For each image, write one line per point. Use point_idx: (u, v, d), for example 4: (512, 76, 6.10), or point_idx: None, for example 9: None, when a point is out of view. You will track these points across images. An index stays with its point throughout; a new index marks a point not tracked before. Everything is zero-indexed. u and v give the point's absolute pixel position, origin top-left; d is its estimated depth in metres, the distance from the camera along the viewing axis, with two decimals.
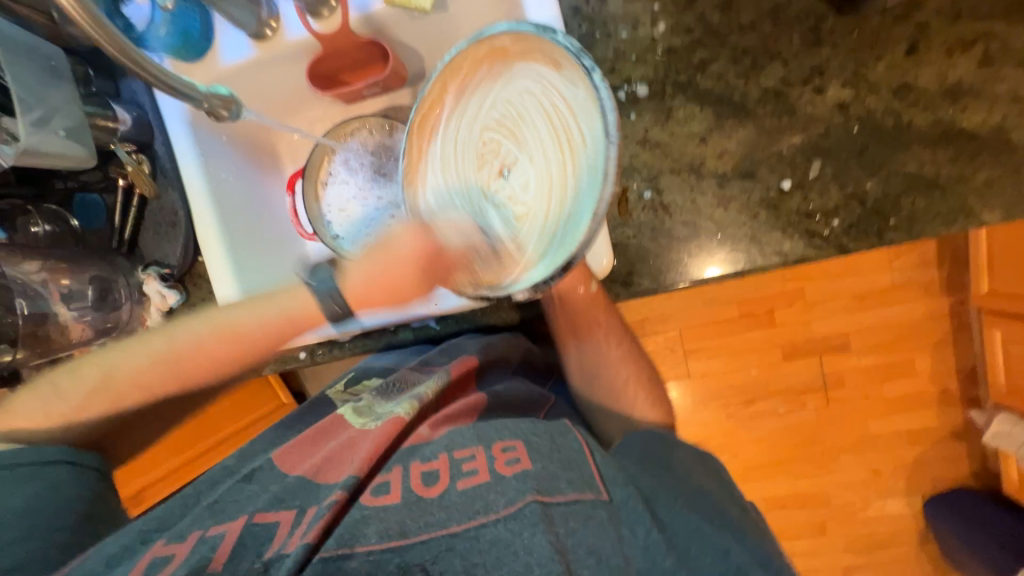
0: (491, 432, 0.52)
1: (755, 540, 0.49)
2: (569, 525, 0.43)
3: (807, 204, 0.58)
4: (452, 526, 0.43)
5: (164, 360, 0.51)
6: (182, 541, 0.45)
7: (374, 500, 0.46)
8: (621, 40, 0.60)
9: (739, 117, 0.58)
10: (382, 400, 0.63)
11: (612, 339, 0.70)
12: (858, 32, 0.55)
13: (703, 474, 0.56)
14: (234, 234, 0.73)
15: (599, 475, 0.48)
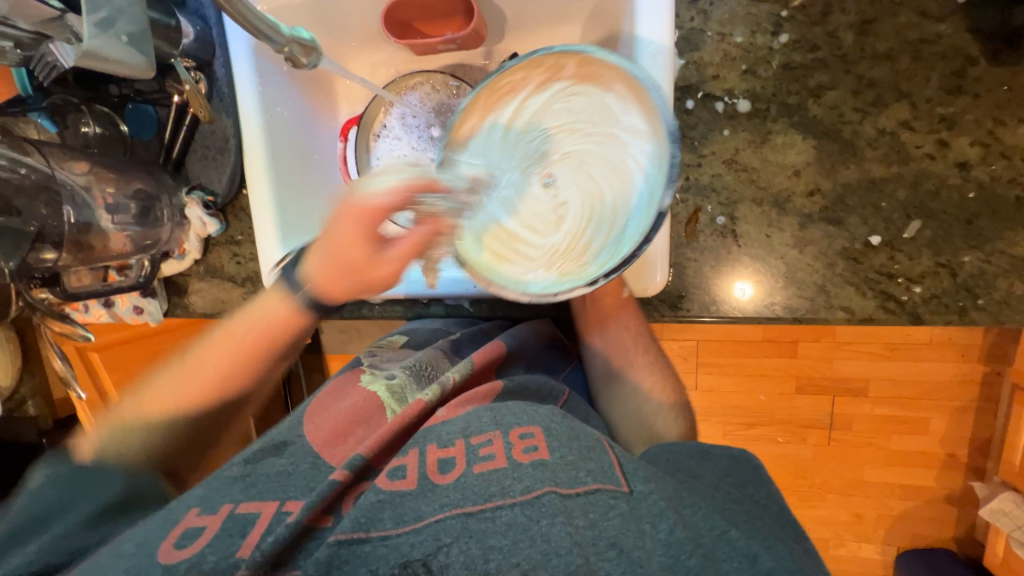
0: (509, 418, 0.52)
1: (787, 548, 0.43)
2: (590, 516, 0.43)
3: (892, 263, 0.54)
4: (466, 505, 0.44)
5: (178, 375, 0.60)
6: (214, 514, 0.46)
7: (389, 484, 0.48)
8: (734, 44, 0.53)
9: (843, 156, 0.53)
10: (413, 386, 0.63)
11: (635, 344, 0.68)
12: (1009, 87, 0.48)
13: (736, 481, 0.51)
14: (286, 182, 0.73)
15: (621, 466, 0.47)
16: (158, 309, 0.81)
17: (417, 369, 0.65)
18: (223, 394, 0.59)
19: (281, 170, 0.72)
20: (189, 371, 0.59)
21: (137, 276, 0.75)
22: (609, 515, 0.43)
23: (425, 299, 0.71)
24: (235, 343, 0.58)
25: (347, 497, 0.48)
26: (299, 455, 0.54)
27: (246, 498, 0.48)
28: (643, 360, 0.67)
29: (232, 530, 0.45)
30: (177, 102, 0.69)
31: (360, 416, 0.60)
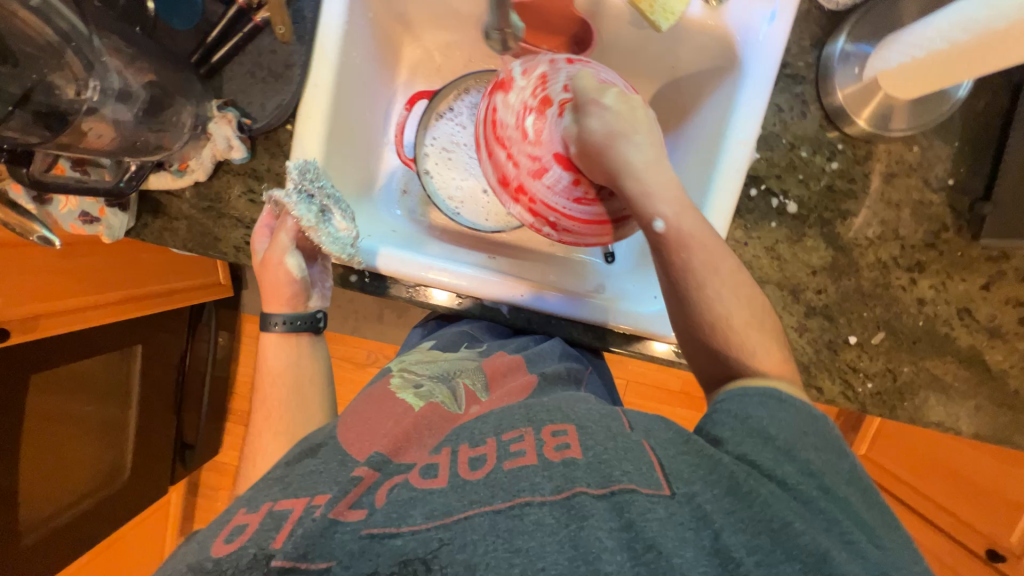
0: (542, 415, 0.51)
1: (856, 531, 0.41)
2: (625, 517, 0.41)
3: (858, 361, 0.68)
4: (496, 503, 0.41)
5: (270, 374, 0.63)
6: (254, 511, 0.43)
7: (421, 483, 0.45)
8: (799, 156, 0.65)
9: (849, 269, 0.66)
10: (440, 384, 0.63)
11: (709, 266, 0.53)
12: (962, 253, 0.65)
13: (813, 447, 0.46)
14: (335, 130, 0.67)
15: (661, 469, 0.44)
16: (123, 224, 0.66)
17: (446, 375, 0.64)
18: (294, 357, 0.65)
19: (339, 118, 0.67)
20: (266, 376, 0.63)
21: (116, 179, 0.62)
22: (646, 518, 0.40)
23: (463, 293, 0.69)
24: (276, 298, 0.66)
25: (377, 489, 0.45)
26: (330, 453, 0.49)
27: (282, 497, 0.44)
28: (730, 293, 0.52)
29: (266, 531, 0.41)
30: (241, 3, 0.60)
31: (384, 400, 0.58)
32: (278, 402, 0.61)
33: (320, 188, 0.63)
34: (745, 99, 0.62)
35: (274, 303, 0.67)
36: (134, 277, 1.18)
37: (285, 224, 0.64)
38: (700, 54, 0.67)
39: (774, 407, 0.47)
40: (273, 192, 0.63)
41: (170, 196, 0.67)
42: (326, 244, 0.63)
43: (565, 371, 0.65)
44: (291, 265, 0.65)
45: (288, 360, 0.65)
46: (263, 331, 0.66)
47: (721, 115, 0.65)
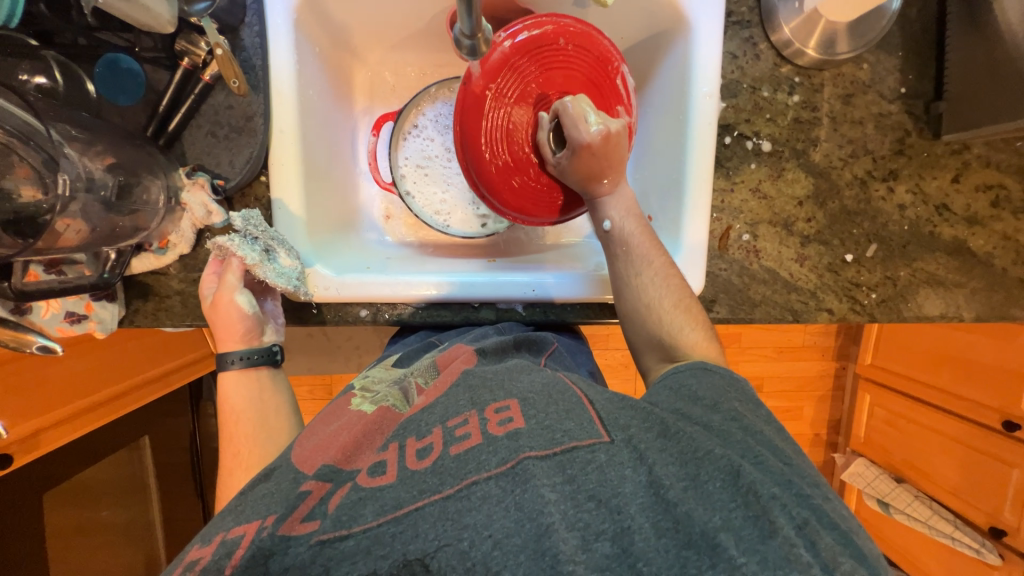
0: (485, 395, 0.47)
1: (776, 460, 0.43)
2: (568, 472, 0.39)
3: (859, 275, 0.71)
4: (445, 490, 0.39)
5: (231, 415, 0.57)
6: (206, 544, 0.40)
7: (370, 482, 0.41)
8: (762, 97, 0.67)
9: (832, 193, 0.69)
10: (398, 387, 0.59)
11: (641, 254, 0.59)
12: (928, 153, 0.69)
13: (735, 399, 0.48)
14: (311, 172, 0.66)
15: (599, 419, 0.44)
16: (114, 315, 0.64)
17: (401, 377, 0.62)
18: (249, 396, 0.59)
19: (310, 159, 0.66)
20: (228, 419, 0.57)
21: (98, 271, 0.59)
22: (587, 471, 0.40)
23: (477, 302, 0.68)
24: (228, 336, 0.60)
25: (330, 497, 0.41)
26: (283, 473, 0.44)
27: (234, 524, 0.41)
28: (663, 283, 0.58)
29: (216, 560, 0.38)
30: (186, 65, 0.58)
31: (333, 413, 0.55)
32: (246, 437, 0.55)
33: (264, 229, 0.62)
34: (700, 55, 0.64)
35: (225, 342, 0.61)
36: (132, 367, 1.12)
37: (230, 264, 0.61)
38: (645, 22, 0.69)
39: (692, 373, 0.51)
40: (216, 238, 0.61)
41: (157, 275, 0.65)
42: (273, 279, 0.61)
43: (513, 341, 0.63)
44: (242, 302, 0.61)
45: (245, 396, 0.58)
46: (220, 371, 0.60)
47: (680, 73, 0.67)
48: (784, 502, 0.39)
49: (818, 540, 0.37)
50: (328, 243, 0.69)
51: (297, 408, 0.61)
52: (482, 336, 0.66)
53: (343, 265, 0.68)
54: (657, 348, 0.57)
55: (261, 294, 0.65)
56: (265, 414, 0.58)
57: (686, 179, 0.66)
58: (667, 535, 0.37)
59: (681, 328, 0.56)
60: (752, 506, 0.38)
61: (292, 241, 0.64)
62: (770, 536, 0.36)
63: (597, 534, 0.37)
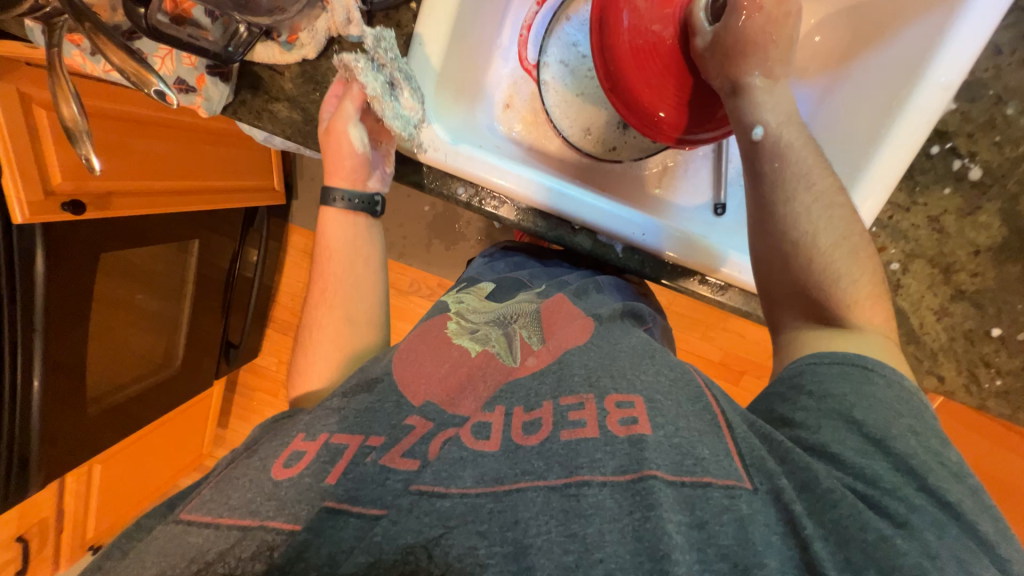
0: (605, 380, 0.44)
1: (978, 567, 0.35)
2: (697, 514, 0.36)
3: (993, 355, 0.62)
4: (551, 480, 0.38)
5: (327, 257, 0.61)
6: (312, 440, 0.43)
7: (473, 442, 0.41)
8: (1002, 113, 0.56)
9: (1016, 255, 0.58)
10: (495, 326, 0.54)
11: (805, 179, 0.48)
12: None
13: (910, 434, 0.40)
14: (460, 15, 0.59)
15: (738, 455, 0.39)
16: (222, 97, 0.60)
17: (503, 320, 0.55)
18: (341, 242, 0.61)
19: (466, 0, 0.59)
20: (323, 257, 0.61)
21: (223, 43, 0.55)
22: (722, 520, 0.36)
23: (577, 223, 0.62)
24: (331, 170, 0.60)
25: (431, 439, 0.42)
26: (386, 390, 0.46)
27: (336, 431, 0.43)
28: (825, 212, 0.47)
29: (323, 462, 0.41)
30: None
31: (430, 336, 0.52)
32: (334, 276, 0.60)
33: (393, 57, 0.56)
34: (959, 32, 0.52)
35: (335, 176, 0.61)
36: (201, 166, 1.12)
37: (353, 93, 0.57)
38: None
39: (853, 386, 0.42)
40: (342, 54, 0.55)
41: (273, 73, 0.61)
42: (389, 120, 0.57)
43: (621, 310, 0.56)
44: (353, 136, 0.57)
45: (341, 243, 0.61)
46: (322, 204, 0.62)
47: (916, 51, 0.55)
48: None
49: None
50: (449, 104, 0.64)
51: (385, 261, 0.63)
52: (583, 292, 0.59)
53: (463, 138, 0.63)
54: (802, 302, 0.48)
55: (378, 136, 0.60)
56: (355, 264, 0.61)
57: (858, 180, 0.57)
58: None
59: (845, 278, 0.46)
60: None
61: (422, 85, 0.59)
62: None
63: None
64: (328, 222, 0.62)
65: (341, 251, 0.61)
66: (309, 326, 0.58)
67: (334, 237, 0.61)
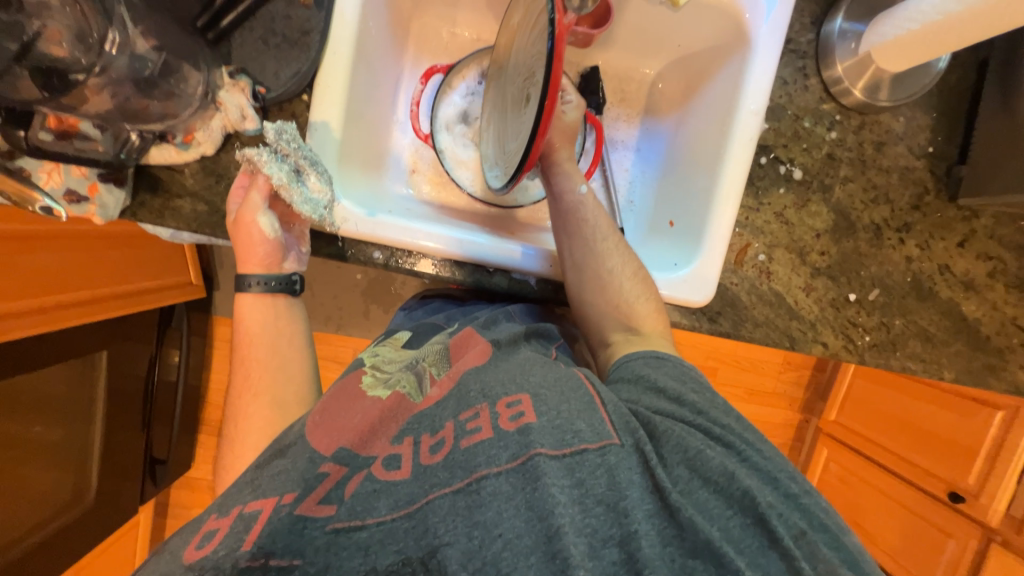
0: (497, 388, 0.50)
1: (760, 458, 0.50)
2: (577, 475, 0.44)
3: (857, 316, 0.73)
4: (455, 484, 0.43)
5: (249, 342, 0.59)
6: (225, 515, 0.43)
7: (384, 474, 0.45)
8: (802, 126, 0.70)
9: (848, 233, 0.71)
10: (409, 369, 0.57)
11: (591, 227, 0.65)
12: (941, 214, 0.72)
13: (692, 389, 0.55)
14: (351, 99, 0.64)
15: (611, 423, 0.48)
16: (118, 203, 0.60)
17: (413, 362, 0.59)
18: (263, 327, 0.60)
19: (355, 87, 0.65)
20: (246, 342, 0.59)
21: (114, 151, 0.56)
22: (597, 475, 0.44)
23: (491, 267, 0.67)
24: (242, 259, 0.60)
25: (346, 482, 0.44)
26: (299, 452, 0.46)
27: (251, 499, 0.43)
28: (612, 251, 0.65)
29: (238, 531, 0.41)
30: None
31: (345, 395, 0.52)
32: (259, 361, 0.58)
33: (296, 146, 0.58)
34: (755, 71, 0.66)
35: (248, 263, 0.61)
36: (105, 273, 1.07)
37: (258, 182, 0.59)
38: (713, 29, 0.70)
39: (656, 366, 0.57)
40: (244, 149, 0.57)
41: (172, 171, 0.62)
42: (298, 205, 0.59)
43: (523, 333, 0.61)
44: (264, 225, 0.59)
45: (262, 326, 0.60)
46: (237, 291, 0.61)
47: (732, 88, 0.69)
48: (781, 512, 0.45)
49: (812, 550, 0.44)
50: (355, 178, 0.68)
51: (312, 339, 0.63)
52: (492, 323, 0.64)
53: (369, 205, 0.66)
54: (611, 318, 0.63)
55: (290, 220, 0.62)
56: (280, 346, 0.60)
57: (716, 195, 0.68)
58: (673, 543, 0.42)
59: (630, 298, 0.63)
60: (748, 512, 0.45)
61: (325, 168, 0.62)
62: (769, 546, 0.44)
63: (605, 541, 0.42)
64: (247, 307, 0.61)
65: (263, 336, 0.60)
66: (233, 418, 0.55)
67: (254, 322, 0.60)
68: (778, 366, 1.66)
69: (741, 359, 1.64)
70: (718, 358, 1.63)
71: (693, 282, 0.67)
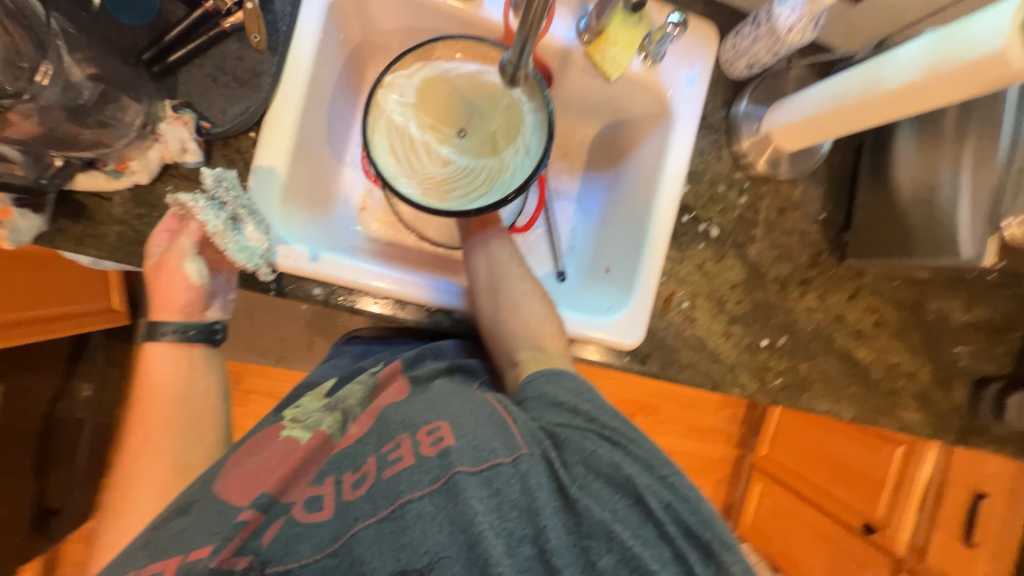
0: (417, 418, 0.50)
1: (647, 443, 0.53)
2: (493, 486, 0.45)
3: (769, 360, 0.80)
4: (379, 512, 0.44)
5: (153, 400, 0.56)
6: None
7: (307, 516, 0.44)
8: (718, 190, 0.79)
9: (759, 284, 0.80)
10: (326, 411, 0.58)
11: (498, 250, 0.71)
12: (833, 272, 0.82)
13: (589, 395, 0.56)
14: (299, 139, 0.66)
15: (521, 434, 0.49)
16: (33, 227, 0.56)
17: (333, 406, 0.59)
18: (171, 382, 0.57)
19: (304, 127, 0.66)
20: (149, 398, 0.56)
21: (35, 174, 0.53)
22: (511, 483, 0.46)
23: (431, 306, 0.68)
24: (157, 310, 0.59)
25: (263, 531, 0.43)
26: (206, 506, 0.44)
27: (149, 563, 0.41)
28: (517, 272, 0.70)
29: None
30: (207, 7, 0.59)
31: (262, 442, 0.52)
32: (162, 420, 0.55)
33: (235, 194, 0.57)
34: (676, 141, 0.75)
35: (164, 311, 0.59)
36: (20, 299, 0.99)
37: (188, 227, 0.58)
38: (643, 102, 0.79)
39: (560, 382, 0.57)
40: (178, 194, 0.56)
41: (100, 199, 0.60)
42: (234, 253, 0.57)
43: (447, 367, 0.65)
44: (190, 271, 0.58)
45: (171, 382, 0.57)
46: (147, 341, 0.58)
47: (658, 153, 0.77)
48: (661, 490, 0.49)
49: (691, 529, 0.48)
50: (300, 215, 0.68)
51: (228, 392, 0.61)
52: (417, 360, 0.66)
53: (308, 241, 0.67)
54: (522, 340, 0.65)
55: (218, 266, 0.61)
56: (188, 402, 0.56)
57: (646, 247, 0.75)
58: (576, 533, 0.46)
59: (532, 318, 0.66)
60: (629, 493, 0.48)
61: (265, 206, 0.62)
62: (647, 517, 0.48)
63: (519, 540, 0.44)
64: (154, 361, 0.58)
65: (169, 393, 0.56)
66: (126, 481, 0.52)
67: (161, 378, 0.57)
68: (715, 403, 1.76)
69: (683, 397, 1.73)
70: (661, 396, 1.71)
71: (623, 326, 0.72)
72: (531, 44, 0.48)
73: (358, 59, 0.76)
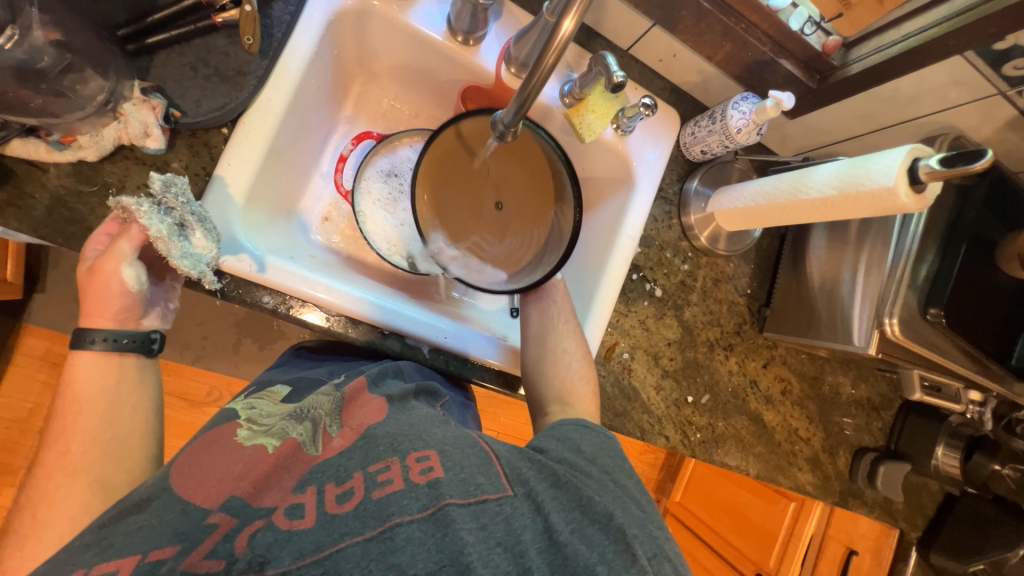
0: (406, 442, 0.50)
1: (638, 506, 0.53)
2: (481, 519, 0.45)
3: (692, 415, 0.88)
4: (368, 531, 0.42)
5: (74, 412, 0.50)
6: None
7: (288, 523, 0.42)
8: (665, 255, 0.87)
9: (690, 344, 0.88)
10: (297, 421, 0.54)
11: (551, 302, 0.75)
12: (752, 341, 0.93)
13: (593, 447, 0.58)
14: (274, 144, 0.65)
15: (503, 474, 0.50)
16: None
17: (300, 412, 0.56)
18: (99, 393, 0.52)
19: (281, 133, 0.65)
20: (69, 409, 0.50)
21: None
22: (495, 521, 0.45)
23: (384, 328, 0.68)
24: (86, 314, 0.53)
25: (236, 534, 0.42)
26: (165, 504, 0.43)
27: (99, 562, 0.39)
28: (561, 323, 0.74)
29: None
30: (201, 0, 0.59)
31: (213, 444, 0.50)
32: (86, 434, 0.50)
33: (184, 201, 0.54)
34: (634, 207, 0.82)
35: (94, 317, 0.53)
36: None
37: (127, 234, 0.54)
38: (609, 167, 0.86)
39: (583, 432, 0.60)
40: (120, 197, 0.53)
41: (33, 167, 0.55)
42: (175, 259, 0.53)
43: (413, 389, 0.61)
44: (127, 276, 0.53)
45: (97, 394, 0.52)
46: (73, 348, 0.52)
47: (617, 214, 0.84)
48: (648, 542, 0.48)
49: None
50: (258, 219, 0.66)
51: (161, 405, 0.56)
52: (380, 378, 0.62)
53: (264, 247, 0.64)
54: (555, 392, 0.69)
55: (159, 273, 0.59)
56: (116, 418, 0.52)
57: (596, 298, 0.80)
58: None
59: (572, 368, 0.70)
60: (619, 540, 0.47)
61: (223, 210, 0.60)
62: (632, 565, 0.45)
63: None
64: (78, 369, 0.52)
65: (95, 405, 0.51)
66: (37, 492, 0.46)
67: (87, 389, 0.52)
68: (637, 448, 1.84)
69: None
70: None
71: None
72: (530, 103, 0.53)
73: (346, 76, 0.76)
